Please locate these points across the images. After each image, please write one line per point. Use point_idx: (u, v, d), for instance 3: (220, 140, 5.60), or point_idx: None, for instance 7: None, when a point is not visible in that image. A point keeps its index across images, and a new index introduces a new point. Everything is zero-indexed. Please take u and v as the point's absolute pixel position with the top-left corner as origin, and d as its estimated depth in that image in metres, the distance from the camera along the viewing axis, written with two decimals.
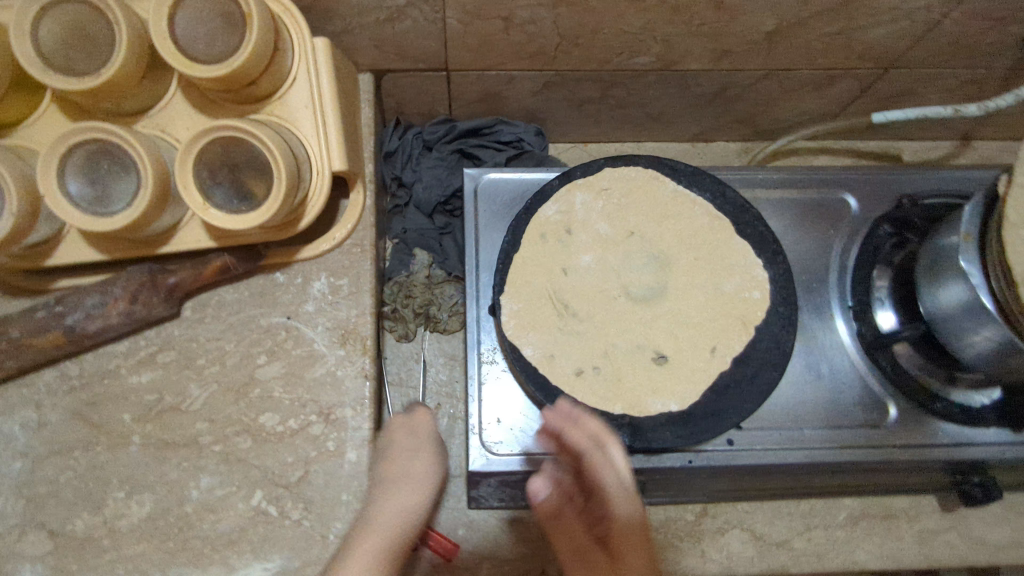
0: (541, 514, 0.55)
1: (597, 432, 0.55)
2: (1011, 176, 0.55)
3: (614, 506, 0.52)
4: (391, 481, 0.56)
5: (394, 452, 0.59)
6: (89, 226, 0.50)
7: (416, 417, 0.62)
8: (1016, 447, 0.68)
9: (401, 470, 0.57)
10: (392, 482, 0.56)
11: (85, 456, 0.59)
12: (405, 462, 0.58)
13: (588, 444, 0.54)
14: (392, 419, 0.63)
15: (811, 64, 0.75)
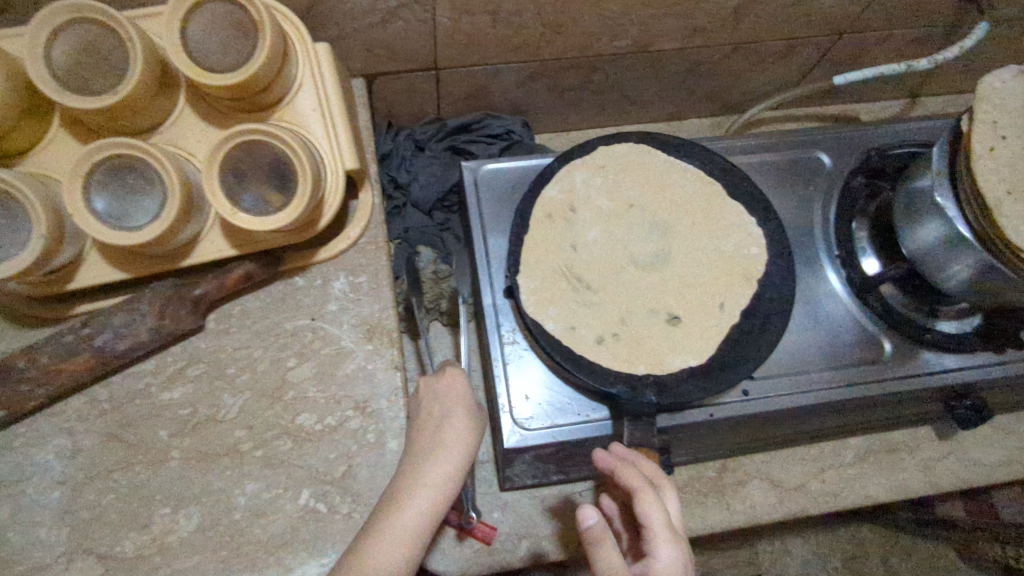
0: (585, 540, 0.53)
1: (651, 474, 0.57)
2: (973, 113, 0.62)
3: (656, 545, 0.51)
4: (428, 438, 0.57)
5: (423, 422, 0.58)
6: (121, 240, 0.50)
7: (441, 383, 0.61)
8: (1000, 366, 0.74)
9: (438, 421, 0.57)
10: (419, 452, 0.55)
11: (125, 477, 0.58)
12: (431, 431, 0.57)
13: (635, 480, 0.54)
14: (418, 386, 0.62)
15: (774, 35, 0.80)
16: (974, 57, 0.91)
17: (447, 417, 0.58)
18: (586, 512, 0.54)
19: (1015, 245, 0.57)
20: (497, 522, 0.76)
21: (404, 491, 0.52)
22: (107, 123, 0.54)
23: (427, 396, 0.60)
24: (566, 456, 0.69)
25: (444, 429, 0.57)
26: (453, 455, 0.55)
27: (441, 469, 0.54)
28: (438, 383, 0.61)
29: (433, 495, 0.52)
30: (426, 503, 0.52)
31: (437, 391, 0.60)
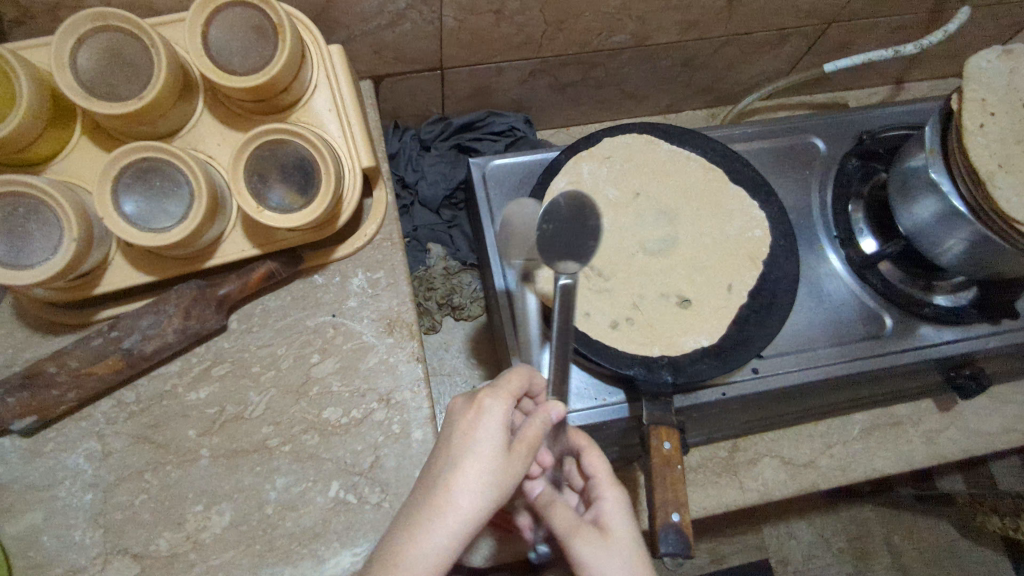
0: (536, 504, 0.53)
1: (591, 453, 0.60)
2: (962, 91, 0.65)
3: (605, 489, 0.53)
4: (436, 481, 0.45)
5: (439, 460, 0.47)
6: (151, 241, 0.52)
7: (469, 415, 0.48)
8: (997, 336, 0.77)
9: (455, 454, 0.46)
10: (426, 499, 0.44)
11: (156, 476, 0.59)
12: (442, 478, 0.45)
13: (581, 439, 0.57)
14: (450, 410, 0.49)
15: (765, 26, 0.83)
16: (955, 41, 0.95)
17: (463, 457, 0.45)
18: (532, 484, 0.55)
19: (1008, 216, 0.59)
20: None
21: (408, 526, 0.43)
22: (129, 129, 0.55)
23: (451, 426, 0.48)
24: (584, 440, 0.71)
25: (455, 471, 0.45)
26: (462, 509, 0.44)
27: (443, 525, 0.43)
28: (466, 416, 0.47)
29: (441, 537, 0.42)
30: (432, 549, 0.42)
31: (462, 429, 0.47)
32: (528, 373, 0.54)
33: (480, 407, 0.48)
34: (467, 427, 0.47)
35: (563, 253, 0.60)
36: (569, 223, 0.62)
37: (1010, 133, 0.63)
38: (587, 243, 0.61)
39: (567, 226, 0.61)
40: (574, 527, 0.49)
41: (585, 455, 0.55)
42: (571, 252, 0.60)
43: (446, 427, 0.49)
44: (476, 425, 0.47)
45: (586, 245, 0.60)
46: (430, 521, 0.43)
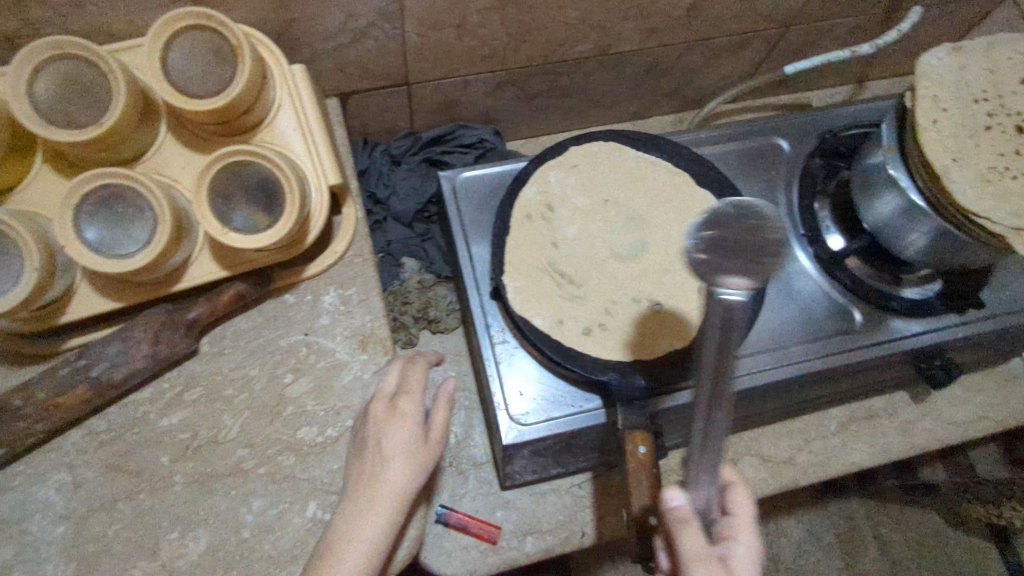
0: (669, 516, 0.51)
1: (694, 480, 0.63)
2: (914, 89, 0.66)
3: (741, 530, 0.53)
4: (370, 473, 0.56)
5: (367, 453, 0.57)
6: (116, 266, 0.51)
7: (391, 417, 0.58)
8: (964, 326, 0.78)
9: (385, 450, 0.57)
10: (363, 488, 0.55)
11: (129, 505, 0.58)
12: (375, 470, 0.56)
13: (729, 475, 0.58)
14: (371, 410, 0.59)
15: (726, 31, 0.84)
16: (910, 39, 0.97)
17: (392, 453, 0.56)
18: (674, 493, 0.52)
19: (964, 209, 0.61)
20: (500, 521, 0.78)
21: (356, 511, 0.54)
22: (89, 155, 0.54)
23: (376, 424, 0.58)
24: (562, 448, 0.71)
25: (387, 465, 0.56)
26: (397, 494, 0.55)
27: (383, 507, 0.54)
28: (387, 418, 0.58)
29: (387, 518, 0.54)
30: (380, 526, 0.53)
31: (386, 427, 0.58)
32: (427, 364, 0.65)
33: (404, 412, 0.59)
34: (392, 427, 0.58)
35: (732, 262, 0.44)
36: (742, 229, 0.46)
37: (963, 128, 0.64)
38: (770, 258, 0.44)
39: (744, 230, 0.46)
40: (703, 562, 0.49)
41: (729, 492, 0.57)
42: (743, 262, 0.44)
43: (372, 426, 0.58)
44: (404, 426, 0.58)
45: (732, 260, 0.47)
46: (377, 504, 0.54)
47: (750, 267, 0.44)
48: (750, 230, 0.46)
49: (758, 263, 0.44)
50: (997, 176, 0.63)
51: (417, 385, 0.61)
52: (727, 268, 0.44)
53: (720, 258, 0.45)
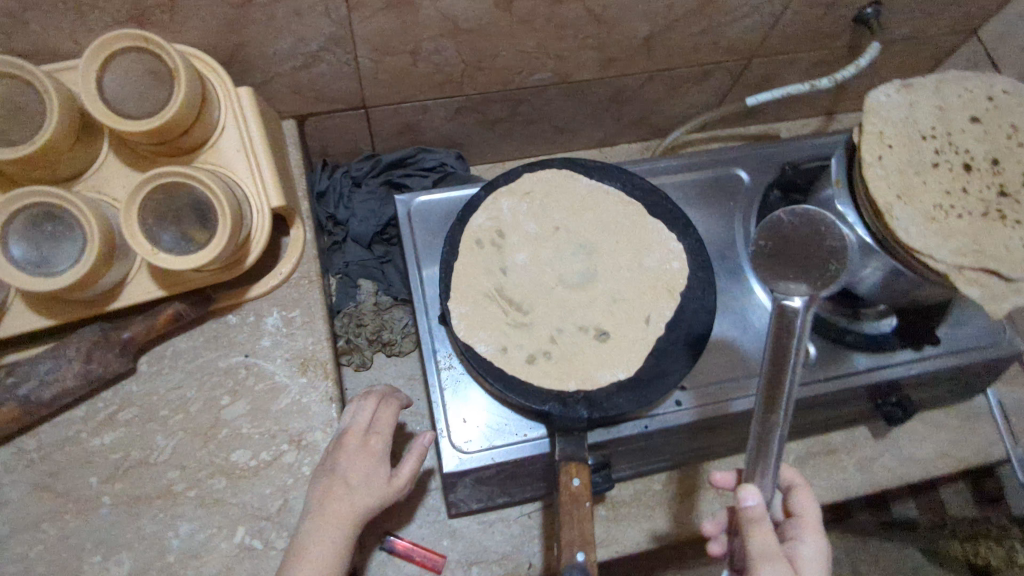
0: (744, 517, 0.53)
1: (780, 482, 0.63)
2: (861, 125, 0.66)
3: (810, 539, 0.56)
4: (333, 496, 0.56)
5: (332, 478, 0.58)
6: (39, 286, 0.51)
7: (366, 448, 0.59)
8: (921, 363, 0.76)
9: (353, 479, 0.57)
10: (324, 512, 0.56)
11: (54, 526, 0.58)
12: (341, 495, 0.56)
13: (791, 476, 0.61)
14: (345, 438, 0.60)
15: (686, 62, 0.85)
16: (876, 72, 0.98)
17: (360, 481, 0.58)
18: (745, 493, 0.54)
19: (906, 246, 0.61)
20: (445, 550, 0.77)
21: (310, 536, 0.54)
22: (24, 174, 0.55)
23: (345, 455, 0.59)
24: (506, 477, 0.70)
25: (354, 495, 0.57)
26: (354, 524, 0.56)
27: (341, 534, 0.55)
28: (362, 447, 0.59)
29: (338, 550, 0.54)
30: (332, 556, 0.54)
31: (358, 456, 0.59)
32: (396, 400, 0.65)
33: (374, 448, 0.59)
34: (363, 458, 0.59)
35: (789, 273, 0.56)
36: (800, 242, 0.57)
37: (908, 165, 0.64)
38: (827, 265, 0.55)
39: (800, 243, 0.57)
40: (776, 560, 0.52)
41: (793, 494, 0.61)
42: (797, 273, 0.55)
43: (338, 455, 0.59)
44: (371, 462, 0.59)
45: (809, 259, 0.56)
46: (330, 538, 0.55)
47: (808, 276, 0.55)
48: (811, 243, 0.57)
49: (815, 272, 0.55)
50: (942, 214, 0.62)
51: (390, 423, 0.62)
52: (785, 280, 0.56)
53: (782, 272, 0.56)
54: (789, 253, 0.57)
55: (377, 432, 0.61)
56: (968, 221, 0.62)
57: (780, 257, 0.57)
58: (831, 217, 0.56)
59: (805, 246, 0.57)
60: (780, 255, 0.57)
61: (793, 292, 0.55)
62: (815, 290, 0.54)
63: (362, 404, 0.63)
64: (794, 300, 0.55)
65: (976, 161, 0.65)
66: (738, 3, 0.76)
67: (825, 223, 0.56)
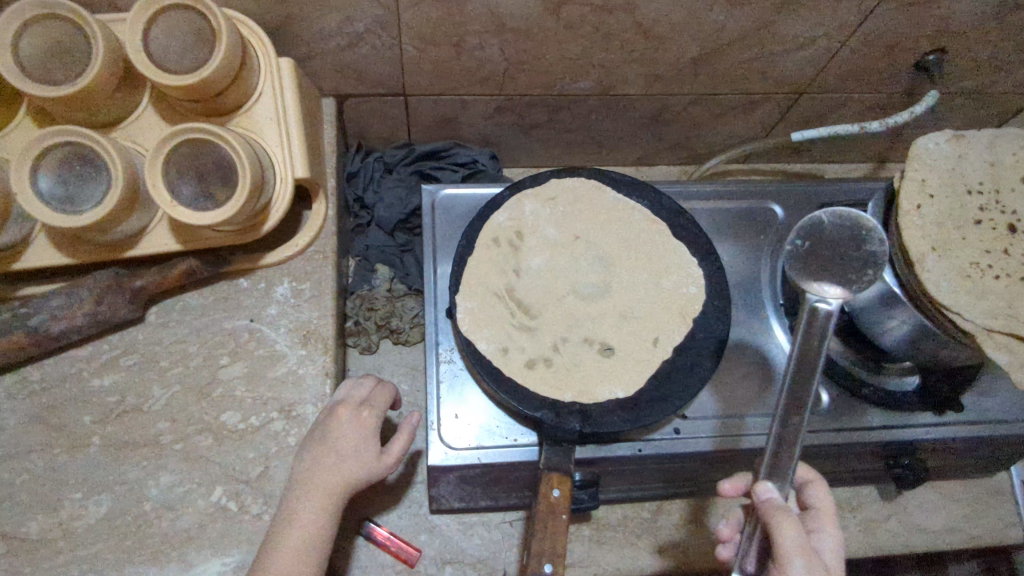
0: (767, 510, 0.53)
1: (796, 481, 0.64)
2: (904, 170, 0.64)
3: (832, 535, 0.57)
4: (321, 464, 0.57)
5: (323, 446, 0.58)
6: (55, 221, 0.52)
7: (358, 420, 0.59)
8: (942, 428, 0.72)
9: (342, 449, 0.57)
10: (313, 477, 0.56)
11: (42, 458, 0.59)
12: (330, 463, 0.56)
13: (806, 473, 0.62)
14: (339, 408, 0.60)
15: (734, 89, 0.84)
16: (933, 124, 0.95)
17: (350, 452, 0.57)
18: (764, 489, 0.55)
19: (935, 300, 0.58)
20: (422, 545, 0.76)
21: (300, 501, 0.55)
22: (64, 113, 0.57)
23: (336, 425, 0.59)
24: (490, 480, 0.69)
25: (342, 465, 0.57)
26: (341, 493, 0.56)
27: (327, 503, 0.55)
28: (354, 420, 0.59)
29: (324, 519, 0.55)
30: (319, 524, 0.54)
31: (349, 428, 0.59)
32: (391, 385, 0.65)
33: (365, 421, 0.59)
34: (354, 430, 0.59)
35: (827, 274, 0.58)
36: (836, 243, 0.60)
37: (948, 218, 0.61)
38: (863, 271, 0.58)
39: (838, 245, 0.59)
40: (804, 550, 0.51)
41: (808, 488, 0.62)
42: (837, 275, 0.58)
43: (330, 425, 0.59)
44: (363, 434, 0.59)
45: (847, 266, 0.58)
46: (317, 504, 0.55)
47: (841, 280, 0.58)
48: (849, 245, 0.59)
49: (851, 276, 0.58)
50: (978, 273, 0.59)
51: (385, 400, 0.62)
52: (821, 278, 0.58)
53: (820, 273, 0.59)
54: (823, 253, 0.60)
55: (370, 406, 0.61)
56: (1005, 283, 0.59)
57: (819, 257, 0.59)
58: (873, 225, 0.59)
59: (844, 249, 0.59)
60: (819, 256, 0.59)
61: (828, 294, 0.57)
62: (850, 293, 0.57)
63: (359, 380, 0.64)
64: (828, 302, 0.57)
65: (1022, 223, 0.62)
66: (794, 33, 0.74)
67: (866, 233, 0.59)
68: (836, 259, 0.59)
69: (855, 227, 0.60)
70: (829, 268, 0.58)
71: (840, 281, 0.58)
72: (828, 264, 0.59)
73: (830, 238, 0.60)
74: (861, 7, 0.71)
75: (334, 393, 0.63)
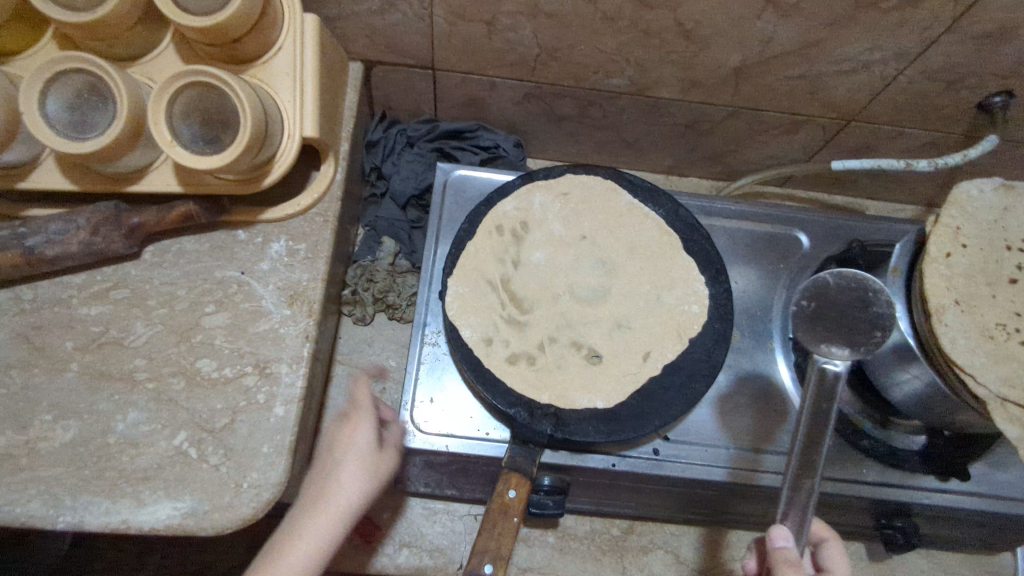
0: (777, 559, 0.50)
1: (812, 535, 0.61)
2: (937, 215, 0.59)
3: None
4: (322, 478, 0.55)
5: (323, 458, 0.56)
6: (59, 145, 0.52)
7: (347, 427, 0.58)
8: (943, 495, 0.67)
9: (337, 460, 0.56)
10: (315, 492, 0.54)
11: (22, 375, 0.60)
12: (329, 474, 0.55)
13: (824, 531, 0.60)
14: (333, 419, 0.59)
15: (777, 106, 0.79)
16: (993, 172, 0.89)
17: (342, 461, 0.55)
18: (778, 534, 0.52)
19: (948, 357, 0.53)
20: (384, 523, 0.75)
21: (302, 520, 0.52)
22: (85, 41, 0.57)
23: (331, 436, 0.58)
24: (457, 470, 0.67)
25: (336, 475, 0.55)
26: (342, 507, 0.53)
27: (327, 517, 0.52)
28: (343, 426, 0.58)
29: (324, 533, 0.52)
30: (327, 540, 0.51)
31: (337, 436, 0.57)
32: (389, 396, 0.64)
33: (355, 427, 0.58)
34: (344, 439, 0.57)
35: (835, 335, 0.54)
36: (842, 304, 0.55)
37: (979, 272, 0.57)
38: (872, 332, 0.53)
39: (845, 306, 0.55)
40: None
41: (824, 547, 0.59)
42: (845, 337, 0.53)
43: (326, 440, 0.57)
44: (353, 440, 0.57)
45: (857, 328, 0.53)
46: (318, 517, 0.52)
47: (850, 341, 0.53)
48: (855, 307, 0.55)
49: (860, 339, 0.53)
50: (1002, 336, 0.54)
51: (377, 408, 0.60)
52: (828, 340, 0.53)
53: (825, 333, 0.54)
54: (831, 314, 0.55)
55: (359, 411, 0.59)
56: None
57: (825, 319, 0.54)
58: (880, 287, 0.55)
59: (849, 310, 0.54)
60: (825, 318, 0.54)
61: (835, 355, 0.53)
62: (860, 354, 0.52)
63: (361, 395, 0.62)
64: (835, 363, 0.53)
65: None
66: (847, 54, 0.69)
67: (873, 291, 0.55)
68: (846, 322, 0.54)
69: (862, 287, 0.56)
70: (834, 330, 0.54)
71: (847, 343, 0.53)
72: (833, 325, 0.54)
73: (833, 299, 0.55)
74: (923, 34, 0.65)
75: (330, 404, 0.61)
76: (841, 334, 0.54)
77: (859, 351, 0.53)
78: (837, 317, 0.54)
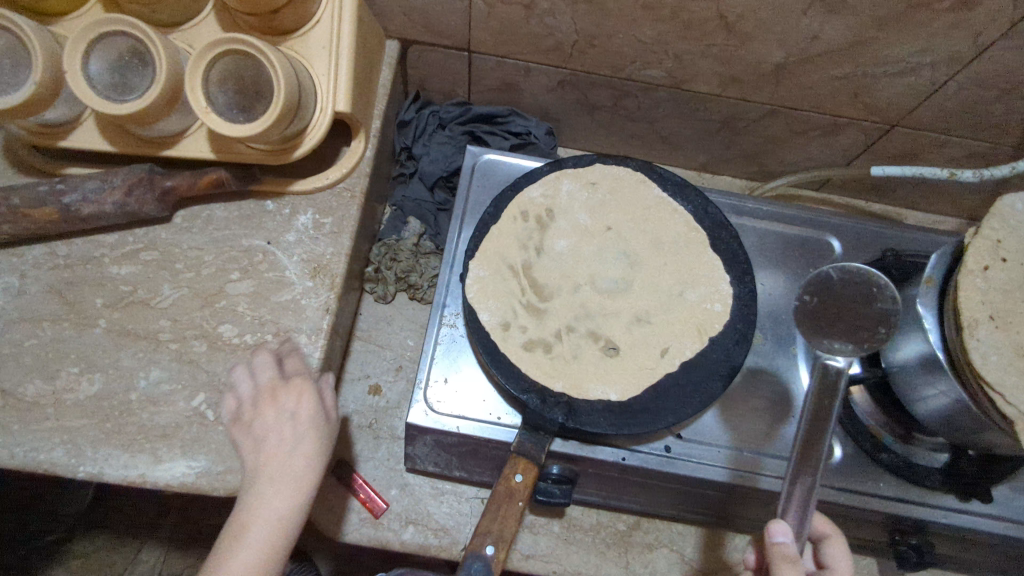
0: (776, 555, 0.50)
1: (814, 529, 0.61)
2: (978, 228, 0.57)
3: None
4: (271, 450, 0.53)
5: (268, 428, 0.54)
6: (99, 105, 0.54)
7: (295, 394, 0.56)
8: (962, 515, 0.65)
9: (286, 432, 0.54)
10: (270, 464, 0.52)
11: (53, 327, 0.62)
12: (279, 445, 0.53)
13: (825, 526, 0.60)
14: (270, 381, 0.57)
15: (817, 107, 0.77)
16: None
17: (296, 431, 0.54)
18: (777, 528, 0.51)
19: (978, 372, 0.52)
20: (391, 499, 0.76)
21: (263, 494, 0.51)
22: (129, 5, 0.58)
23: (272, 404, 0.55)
24: (466, 452, 0.68)
25: (288, 449, 0.53)
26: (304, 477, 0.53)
27: (286, 491, 0.52)
28: (291, 394, 0.56)
29: (289, 508, 0.51)
30: (291, 515, 0.51)
31: (284, 405, 0.55)
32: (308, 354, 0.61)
33: (299, 395, 0.56)
34: (289, 407, 0.55)
35: (837, 331, 0.54)
36: (845, 300, 0.56)
37: (1019, 287, 0.55)
38: (875, 329, 0.54)
39: (848, 302, 0.55)
40: None
41: (825, 543, 0.59)
42: (846, 334, 0.54)
43: (273, 409, 0.55)
44: (300, 410, 0.55)
45: (858, 324, 0.54)
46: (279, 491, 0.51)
47: (853, 337, 0.54)
48: (858, 302, 0.55)
49: (862, 335, 0.54)
50: None
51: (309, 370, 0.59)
52: (829, 335, 0.54)
53: (827, 328, 0.55)
54: (835, 310, 0.56)
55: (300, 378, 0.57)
56: None
57: (828, 314, 0.55)
58: (885, 282, 0.55)
59: (853, 305, 0.55)
60: (826, 314, 0.55)
61: (836, 351, 0.54)
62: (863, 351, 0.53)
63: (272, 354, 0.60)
64: (836, 359, 0.54)
65: None
66: (896, 55, 0.67)
67: (877, 286, 0.55)
68: (849, 318, 0.55)
69: (867, 282, 0.56)
70: (835, 326, 0.55)
71: (849, 339, 0.54)
72: (834, 320, 0.55)
73: (837, 295, 0.56)
74: (978, 39, 0.63)
75: (251, 374, 0.58)
76: (843, 330, 0.54)
77: (860, 348, 0.53)
78: (839, 313, 0.55)
